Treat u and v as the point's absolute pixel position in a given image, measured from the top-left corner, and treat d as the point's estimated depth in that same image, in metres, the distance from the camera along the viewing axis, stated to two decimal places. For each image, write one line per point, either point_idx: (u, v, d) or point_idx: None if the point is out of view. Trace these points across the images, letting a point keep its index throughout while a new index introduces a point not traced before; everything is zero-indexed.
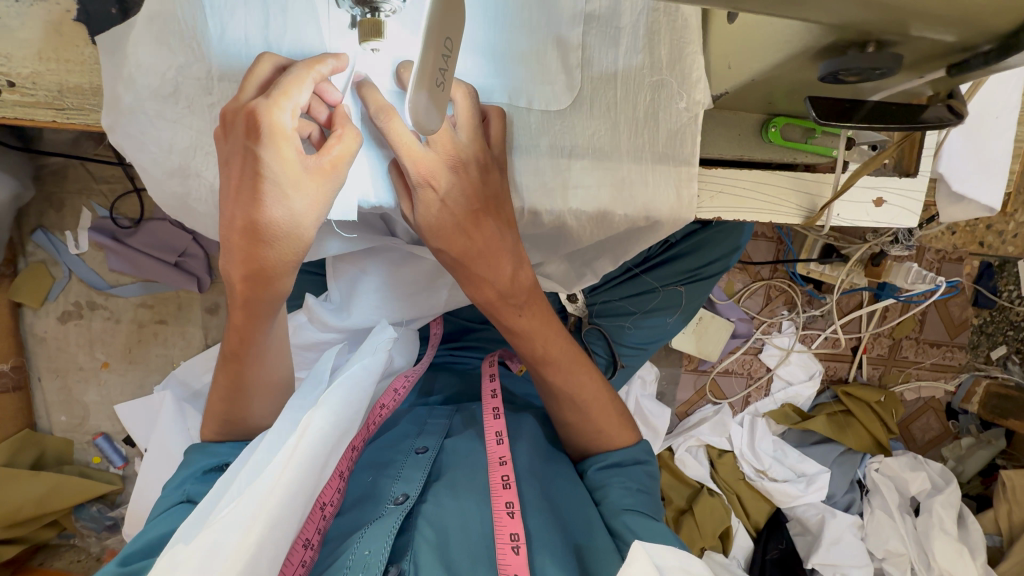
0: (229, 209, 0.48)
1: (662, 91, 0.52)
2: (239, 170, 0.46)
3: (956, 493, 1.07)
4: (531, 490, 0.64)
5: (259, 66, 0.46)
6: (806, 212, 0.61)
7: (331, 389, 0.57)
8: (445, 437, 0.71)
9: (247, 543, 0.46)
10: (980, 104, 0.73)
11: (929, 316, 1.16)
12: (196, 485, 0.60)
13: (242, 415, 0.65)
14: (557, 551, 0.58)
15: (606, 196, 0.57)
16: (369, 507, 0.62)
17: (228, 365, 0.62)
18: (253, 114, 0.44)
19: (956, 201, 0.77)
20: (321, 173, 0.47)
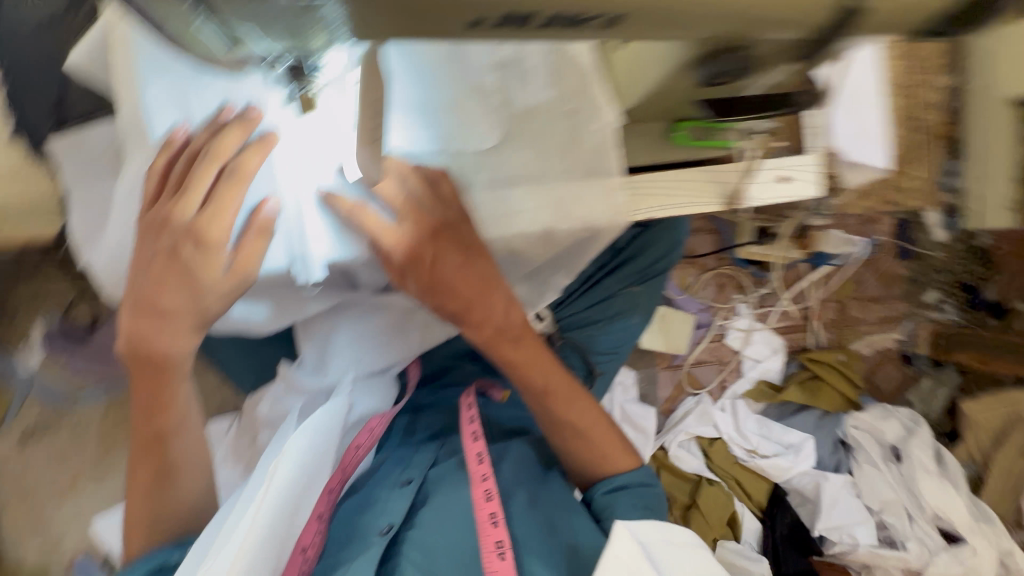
0: (146, 298, 0.54)
1: (578, 117, 0.59)
2: (163, 270, 0.53)
3: (928, 433, 1.13)
4: (514, 503, 0.69)
5: (204, 175, 0.52)
6: (724, 198, 0.68)
7: (297, 434, 0.63)
8: (430, 467, 0.75)
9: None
10: (853, 85, 0.84)
11: (863, 275, 1.28)
12: None
13: (167, 503, 0.60)
14: (547, 555, 0.65)
15: (548, 216, 0.62)
16: (357, 542, 0.67)
17: (148, 451, 0.60)
18: (196, 230, 0.52)
19: (854, 167, 0.87)
20: (236, 272, 0.54)
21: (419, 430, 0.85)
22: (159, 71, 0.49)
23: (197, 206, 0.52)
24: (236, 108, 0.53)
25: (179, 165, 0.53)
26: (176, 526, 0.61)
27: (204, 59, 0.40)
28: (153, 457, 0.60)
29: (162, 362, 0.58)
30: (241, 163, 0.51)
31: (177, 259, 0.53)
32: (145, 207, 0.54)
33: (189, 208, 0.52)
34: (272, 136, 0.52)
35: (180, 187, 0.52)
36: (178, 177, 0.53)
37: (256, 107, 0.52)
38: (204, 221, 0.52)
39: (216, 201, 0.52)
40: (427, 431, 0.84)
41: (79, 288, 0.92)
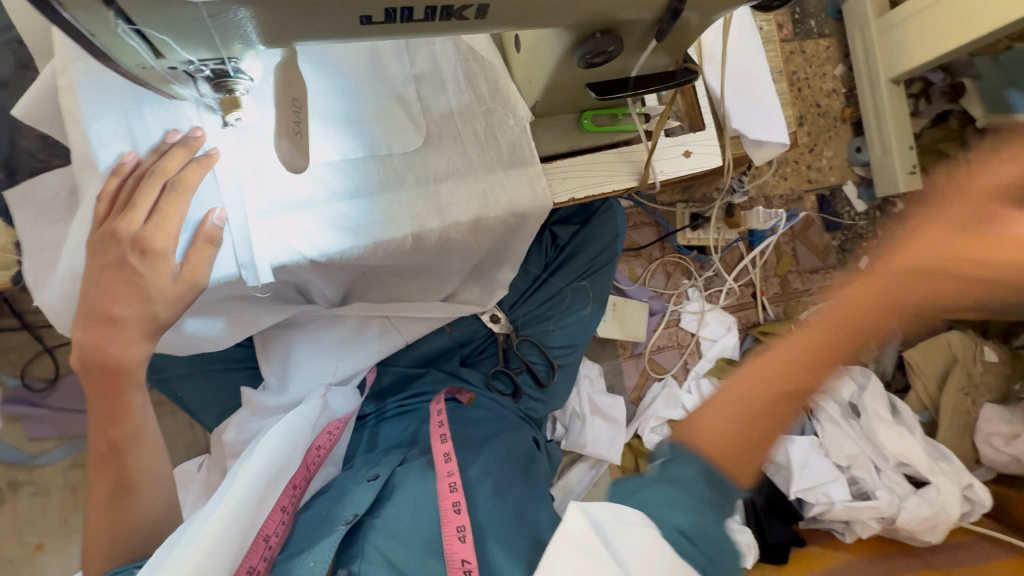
0: (98, 308, 0.56)
1: (493, 116, 0.67)
2: (112, 280, 0.56)
3: (877, 385, 1.20)
4: (478, 491, 0.71)
5: (149, 190, 0.55)
6: (637, 174, 0.76)
7: (267, 436, 0.66)
8: (398, 464, 0.76)
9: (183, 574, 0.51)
10: (744, 73, 0.94)
11: (798, 249, 1.37)
12: None
13: (125, 517, 0.60)
14: (512, 545, 0.64)
15: (476, 205, 0.68)
16: (324, 528, 0.66)
17: (105, 464, 0.61)
18: (143, 241, 0.55)
19: (758, 146, 0.97)
20: (186, 281, 0.57)
21: (382, 440, 0.87)
22: (104, 108, 0.56)
23: (143, 218, 0.55)
24: (181, 133, 0.58)
25: (130, 184, 0.56)
26: (138, 544, 0.60)
27: (141, 81, 0.46)
28: (112, 471, 0.61)
29: (115, 372, 0.59)
30: (184, 178, 0.55)
31: (124, 269, 0.56)
32: (95, 225, 0.57)
33: (135, 220, 0.55)
34: (213, 153, 0.57)
35: (127, 203, 0.56)
36: (124, 197, 0.56)
37: (197, 130, 0.57)
38: (150, 230, 0.55)
39: (161, 212, 0.55)
40: (388, 443, 0.86)
41: (39, 343, 0.94)
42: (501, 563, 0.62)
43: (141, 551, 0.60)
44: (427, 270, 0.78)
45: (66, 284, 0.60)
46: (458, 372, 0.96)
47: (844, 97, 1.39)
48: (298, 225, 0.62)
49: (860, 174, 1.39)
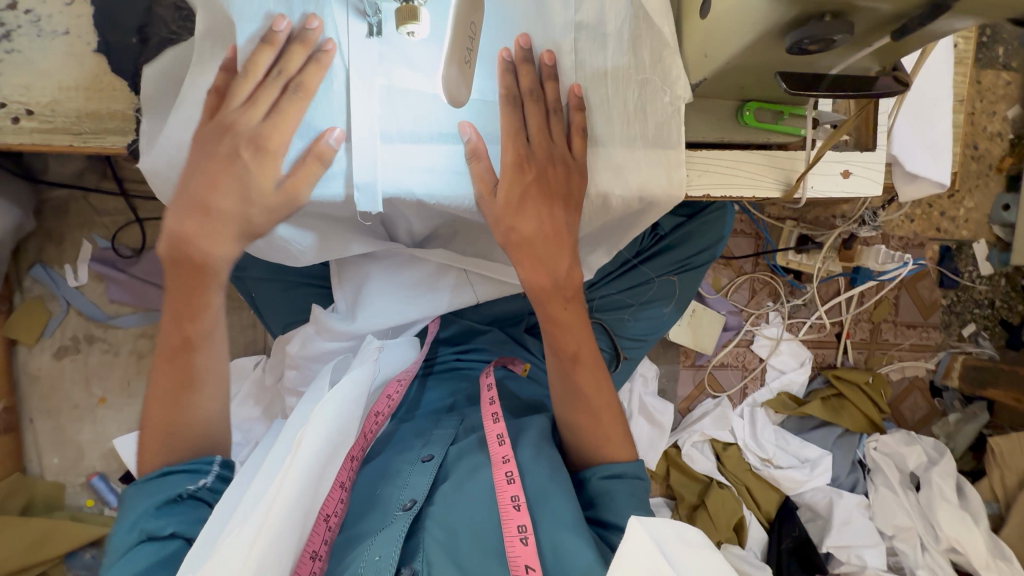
0: (198, 196, 0.56)
1: (648, 87, 0.58)
2: (218, 171, 0.55)
3: (951, 463, 1.11)
4: (537, 481, 0.64)
5: (268, 90, 0.53)
6: (783, 185, 0.68)
7: (325, 401, 0.59)
8: (450, 444, 0.72)
9: (249, 566, 0.48)
10: (919, 96, 0.83)
11: (901, 298, 1.25)
12: (153, 520, 0.57)
13: (186, 414, 0.62)
14: (573, 550, 0.57)
15: (604, 180, 0.63)
16: (377, 515, 0.64)
17: (176, 357, 0.61)
18: (259, 138, 0.54)
19: (910, 180, 0.86)
20: (287, 193, 0.56)
21: (427, 402, 0.84)
22: None
23: (260, 116, 0.54)
24: (289, 20, 0.53)
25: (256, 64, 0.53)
26: (187, 442, 0.62)
27: None
28: (179, 368, 0.61)
29: (202, 267, 0.59)
30: (307, 81, 0.53)
31: (234, 163, 0.55)
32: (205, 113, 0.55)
33: (254, 117, 0.54)
34: (332, 50, 0.54)
35: (249, 96, 0.53)
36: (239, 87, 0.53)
37: (328, 43, 0.54)
38: (268, 129, 0.54)
39: (278, 111, 0.54)
40: (432, 408, 0.83)
41: (132, 213, 0.96)
42: (569, 547, 0.58)
43: (186, 449, 0.62)
44: None
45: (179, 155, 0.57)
46: (520, 339, 0.94)
47: (1009, 143, 1.21)
48: (418, 159, 0.58)
49: (997, 234, 1.23)
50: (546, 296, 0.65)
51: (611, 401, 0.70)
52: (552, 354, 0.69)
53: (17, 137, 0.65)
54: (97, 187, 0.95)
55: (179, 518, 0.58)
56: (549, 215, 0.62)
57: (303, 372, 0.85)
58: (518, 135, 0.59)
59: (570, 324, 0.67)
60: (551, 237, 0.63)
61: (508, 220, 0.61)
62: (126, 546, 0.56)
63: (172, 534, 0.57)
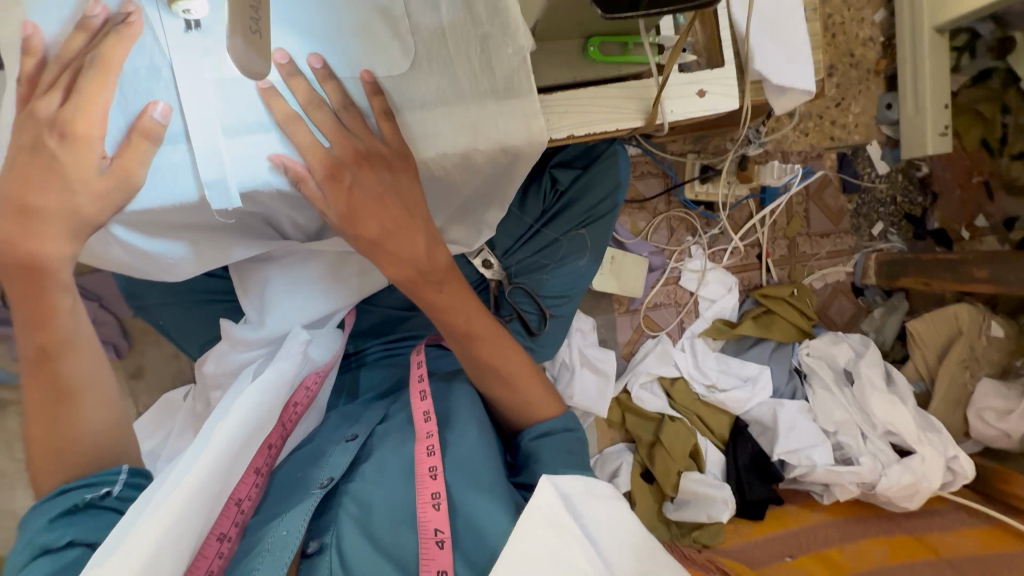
0: (12, 196, 0.55)
1: (490, 41, 0.58)
2: (29, 167, 0.54)
3: (875, 352, 1.18)
4: (457, 453, 0.65)
5: (59, 69, 0.52)
6: (645, 115, 0.69)
7: (244, 397, 0.60)
8: (378, 423, 0.73)
9: (145, 549, 0.49)
10: (773, 9, 0.85)
11: (811, 211, 1.30)
12: (47, 535, 0.55)
13: (65, 425, 0.60)
14: (490, 510, 0.60)
15: (463, 139, 0.63)
16: (296, 493, 0.66)
17: (39, 368, 0.60)
18: (63, 123, 0.53)
19: (780, 93, 0.89)
20: (113, 175, 0.55)
21: (363, 391, 0.85)
22: None
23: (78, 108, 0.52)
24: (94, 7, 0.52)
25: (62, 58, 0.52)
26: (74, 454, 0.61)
27: None
28: (55, 393, 0.60)
29: (35, 268, 0.58)
30: (107, 56, 0.52)
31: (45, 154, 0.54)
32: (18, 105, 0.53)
33: (54, 101, 0.53)
34: (135, 22, 0.52)
35: (52, 82, 0.53)
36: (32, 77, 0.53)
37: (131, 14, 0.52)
38: (69, 111, 0.52)
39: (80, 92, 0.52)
40: (372, 392, 0.84)
41: None
42: (487, 515, 0.60)
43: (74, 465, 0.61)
44: None
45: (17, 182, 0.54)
46: None
47: (881, 45, 1.28)
48: (265, 147, 0.58)
49: (886, 134, 1.30)
50: (416, 284, 0.69)
51: (526, 365, 0.73)
52: (449, 335, 0.71)
53: None
54: None
55: (81, 525, 0.56)
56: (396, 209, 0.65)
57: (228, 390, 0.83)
58: (316, 103, 0.59)
59: (455, 300, 0.70)
60: (406, 226, 0.66)
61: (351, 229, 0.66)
62: (21, 564, 0.55)
63: (70, 542, 0.55)
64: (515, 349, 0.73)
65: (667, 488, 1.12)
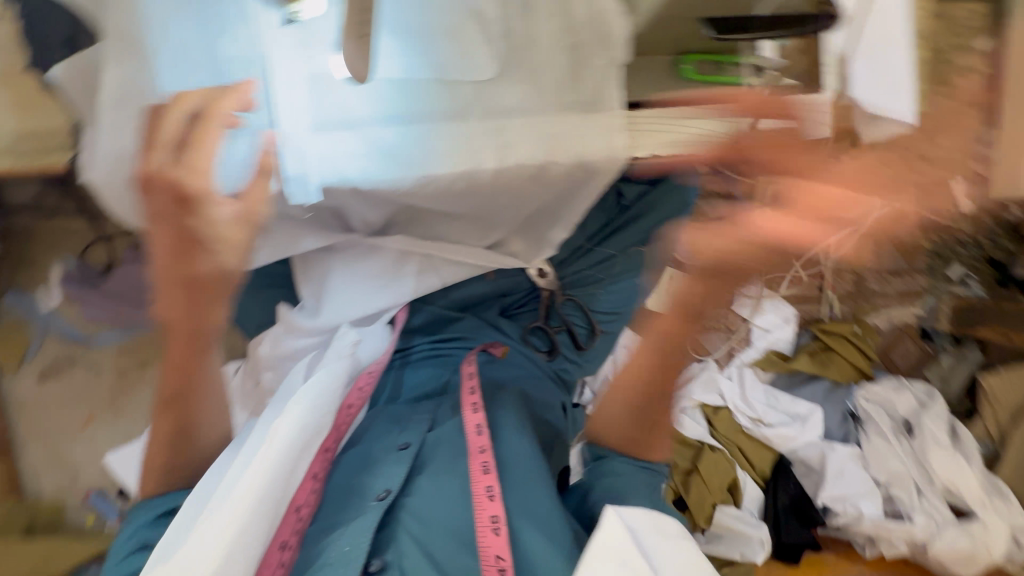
0: (172, 270, 0.57)
1: (582, 51, 0.59)
2: (178, 235, 0.56)
3: (942, 406, 1.11)
4: (511, 471, 0.68)
5: (170, 120, 0.53)
6: (734, 138, 0.66)
7: (298, 400, 0.66)
8: (427, 431, 0.74)
9: (219, 550, 0.54)
10: (877, 34, 0.80)
11: (885, 246, 1.23)
12: (149, 531, 0.63)
13: (188, 450, 0.66)
14: (542, 527, 0.63)
15: (541, 152, 0.62)
16: (352, 503, 0.65)
17: (167, 409, 0.64)
18: (178, 182, 0.55)
19: (874, 124, 0.83)
20: (242, 221, 0.59)
21: (406, 388, 0.86)
22: None
23: (192, 161, 0.55)
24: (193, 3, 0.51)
25: (160, 124, 0.53)
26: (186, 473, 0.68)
27: None
28: (177, 421, 0.64)
29: (183, 325, 0.61)
30: (211, 107, 0.53)
31: (173, 215, 0.55)
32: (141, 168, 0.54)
33: (165, 156, 0.54)
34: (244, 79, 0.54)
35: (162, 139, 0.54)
36: (147, 132, 0.54)
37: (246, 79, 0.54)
38: (181, 170, 0.54)
39: (192, 145, 0.54)
40: (413, 392, 0.85)
41: (96, 231, 0.95)
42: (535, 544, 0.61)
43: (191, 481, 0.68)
44: (481, 215, 0.74)
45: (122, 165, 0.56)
46: (496, 323, 0.91)
47: None
48: (352, 145, 0.59)
49: None
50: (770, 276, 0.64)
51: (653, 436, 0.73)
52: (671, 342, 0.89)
53: None
54: (59, 207, 0.95)
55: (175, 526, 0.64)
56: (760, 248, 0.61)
57: (280, 372, 0.84)
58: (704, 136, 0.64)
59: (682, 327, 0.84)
60: None
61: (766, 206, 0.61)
62: (128, 551, 0.62)
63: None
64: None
65: (701, 521, 1.06)
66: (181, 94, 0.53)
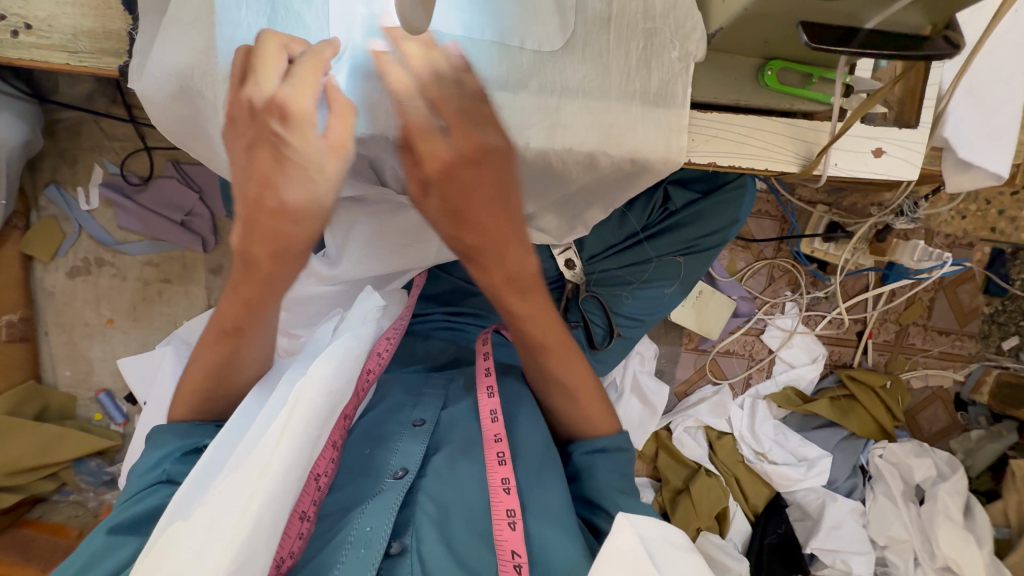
0: (253, 194, 0.52)
1: (656, 39, 0.54)
2: (263, 156, 0.50)
3: (962, 480, 1.04)
4: (525, 463, 0.66)
5: (269, 51, 0.50)
6: (802, 161, 0.62)
7: (323, 360, 0.57)
8: (442, 408, 0.72)
9: (242, 526, 0.46)
10: (987, 73, 0.72)
11: (937, 301, 1.15)
12: (177, 466, 0.56)
13: (228, 386, 0.62)
14: (564, 536, 0.60)
15: (593, 140, 0.58)
16: (368, 479, 0.63)
17: (222, 340, 0.60)
18: (281, 100, 0.49)
19: (962, 170, 0.74)
20: (334, 153, 0.53)
21: (418, 357, 0.83)
22: None
23: (273, 78, 0.50)
24: None
25: (263, 55, 0.50)
26: (222, 408, 0.64)
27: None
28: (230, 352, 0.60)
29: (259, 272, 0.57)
30: (315, 52, 0.51)
31: (272, 141, 0.50)
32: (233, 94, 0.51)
33: (269, 81, 0.49)
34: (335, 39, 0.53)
35: (260, 62, 0.50)
36: (243, 69, 0.51)
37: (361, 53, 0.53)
38: (287, 90, 0.49)
39: (295, 75, 0.50)
40: (423, 361, 0.82)
41: (140, 140, 0.96)
42: (560, 550, 0.59)
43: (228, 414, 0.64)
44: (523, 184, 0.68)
45: (167, 80, 0.53)
46: None
47: None
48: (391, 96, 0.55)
49: None
50: (502, 290, 0.63)
51: (588, 382, 0.72)
52: (523, 342, 0.69)
53: (17, 51, 0.67)
54: (107, 111, 0.95)
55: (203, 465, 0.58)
56: (504, 229, 0.57)
57: (294, 316, 0.83)
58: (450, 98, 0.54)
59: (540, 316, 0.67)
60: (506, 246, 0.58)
61: (452, 230, 0.57)
62: (143, 486, 0.56)
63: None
64: (582, 363, 0.72)
65: None
66: (276, 35, 0.51)
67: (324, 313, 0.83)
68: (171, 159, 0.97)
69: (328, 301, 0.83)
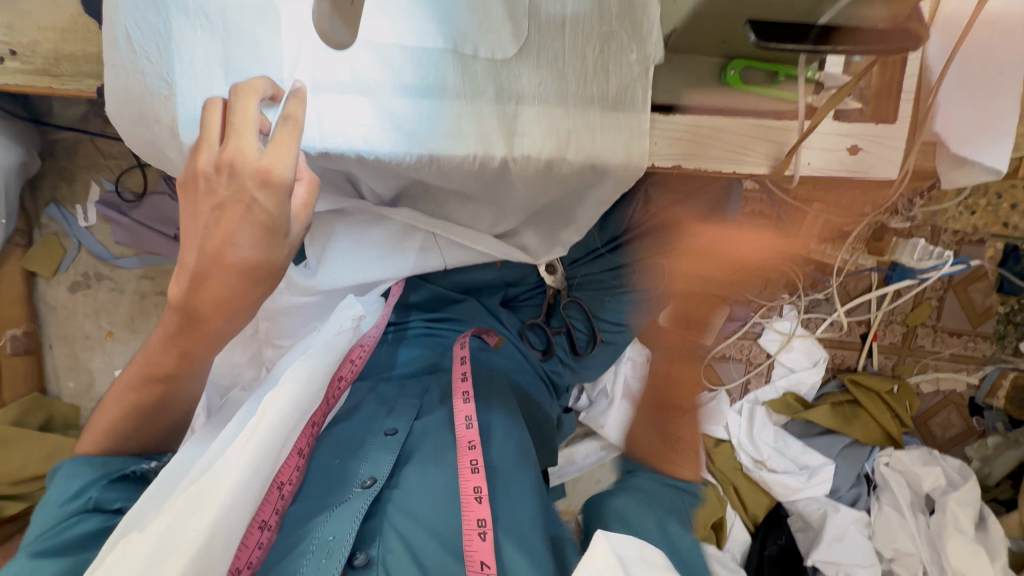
0: (211, 250, 0.52)
1: (612, 43, 0.53)
2: (229, 212, 0.50)
3: (973, 490, 0.99)
4: (498, 470, 0.65)
5: (246, 104, 0.50)
6: (772, 161, 0.59)
7: (292, 373, 0.57)
8: (415, 419, 0.72)
9: (198, 539, 0.44)
10: (983, 60, 0.66)
11: (946, 301, 1.09)
12: (104, 493, 0.55)
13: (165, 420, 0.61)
14: (529, 547, 0.59)
15: (550, 148, 0.57)
16: (333, 488, 0.62)
17: (150, 385, 0.59)
18: (262, 170, 0.49)
19: (957, 164, 0.70)
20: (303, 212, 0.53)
21: (400, 364, 0.83)
22: None
23: (252, 149, 0.50)
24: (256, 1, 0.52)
25: (240, 111, 0.50)
26: (147, 440, 0.62)
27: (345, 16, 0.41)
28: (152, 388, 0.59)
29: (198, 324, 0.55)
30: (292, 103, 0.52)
31: (245, 203, 0.50)
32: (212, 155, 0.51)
33: (248, 146, 0.50)
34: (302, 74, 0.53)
35: (238, 122, 0.50)
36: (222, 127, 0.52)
37: (301, 82, 0.53)
38: (271, 159, 0.50)
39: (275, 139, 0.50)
40: (405, 368, 0.82)
41: (133, 158, 0.99)
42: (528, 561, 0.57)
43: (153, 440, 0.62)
44: (488, 197, 0.69)
45: (128, 105, 0.54)
46: (496, 311, 0.88)
47: None
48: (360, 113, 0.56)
49: None
50: None
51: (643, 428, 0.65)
52: None
53: (3, 77, 0.69)
54: (101, 131, 0.98)
55: (129, 494, 0.57)
56: None
57: (276, 326, 0.82)
58: None
59: None
60: None
61: None
62: (55, 518, 0.52)
63: (120, 509, 0.55)
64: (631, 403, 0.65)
65: None
66: (251, 87, 0.51)
67: (303, 326, 0.82)
68: (163, 175, 0.99)
69: (311, 312, 0.81)
